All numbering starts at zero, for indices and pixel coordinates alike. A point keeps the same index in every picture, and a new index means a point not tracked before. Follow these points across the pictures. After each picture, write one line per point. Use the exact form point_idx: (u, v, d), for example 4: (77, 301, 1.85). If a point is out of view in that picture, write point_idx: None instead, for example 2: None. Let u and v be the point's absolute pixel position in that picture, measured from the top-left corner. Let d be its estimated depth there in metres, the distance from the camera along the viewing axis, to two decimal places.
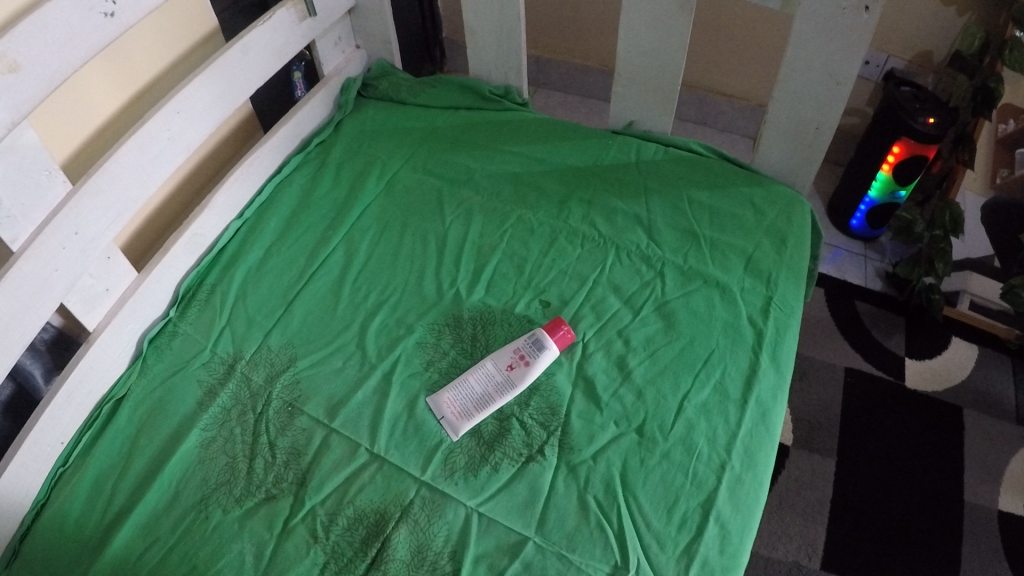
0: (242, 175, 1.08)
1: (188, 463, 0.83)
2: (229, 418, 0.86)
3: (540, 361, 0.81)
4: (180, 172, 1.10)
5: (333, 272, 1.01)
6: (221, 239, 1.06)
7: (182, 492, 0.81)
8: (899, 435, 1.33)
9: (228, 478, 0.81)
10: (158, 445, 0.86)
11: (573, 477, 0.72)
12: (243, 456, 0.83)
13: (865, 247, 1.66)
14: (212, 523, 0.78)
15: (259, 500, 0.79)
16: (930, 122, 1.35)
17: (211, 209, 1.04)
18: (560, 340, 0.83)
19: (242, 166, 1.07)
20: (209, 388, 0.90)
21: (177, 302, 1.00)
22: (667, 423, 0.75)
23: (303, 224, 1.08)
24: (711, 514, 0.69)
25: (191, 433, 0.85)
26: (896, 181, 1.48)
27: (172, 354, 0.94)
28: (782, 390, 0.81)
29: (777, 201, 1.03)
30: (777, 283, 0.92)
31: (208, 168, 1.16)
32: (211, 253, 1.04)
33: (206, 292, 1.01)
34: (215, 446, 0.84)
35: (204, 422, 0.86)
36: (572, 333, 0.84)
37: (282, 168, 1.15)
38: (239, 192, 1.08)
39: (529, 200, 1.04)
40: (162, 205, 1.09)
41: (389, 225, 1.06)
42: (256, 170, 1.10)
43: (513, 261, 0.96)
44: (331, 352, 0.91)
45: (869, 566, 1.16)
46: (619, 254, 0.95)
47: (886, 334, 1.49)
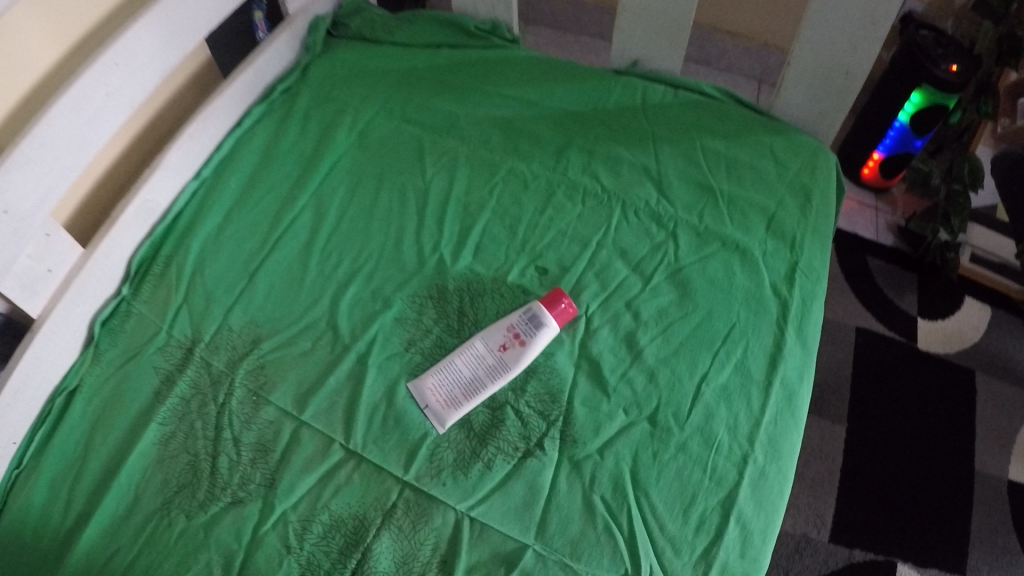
0: (197, 131, 0.92)
1: (147, 463, 0.73)
2: (189, 410, 0.76)
3: (537, 340, 0.70)
4: (128, 131, 0.93)
5: (299, 238, 0.88)
6: (176, 204, 0.91)
7: (142, 496, 0.72)
8: (911, 401, 1.26)
9: (189, 480, 0.72)
10: (115, 441, 0.76)
11: (576, 474, 0.63)
12: (206, 454, 0.73)
13: (877, 198, 1.54)
14: (175, 531, 0.69)
15: (224, 505, 0.69)
16: (953, 69, 1.22)
17: (163, 170, 0.89)
18: (565, 309, 0.72)
19: (197, 120, 0.92)
20: (167, 376, 0.79)
21: (131, 278, 0.87)
22: (683, 410, 0.66)
23: (264, 183, 0.94)
24: (732, 515, 0.61)
25: (149, 429, 0.75)
26: (913, 133, 1.36)
27: (124, 338, 0.82)
28: (809, 368, 0.71)
29: (801, 152, 0.91)
30: (802, 246, 0.81)
31: (162, 124, 0.99)
32: (165, 221, 0.90)
33: (161, 265, 0.87)
34: (174, 443, 0.74)
35: (162, 415, 0.76)
36: (574, 307, 0.73)
37: (242, 121, 0.99)
38: (194, 150, 0.93)
39: (522, 150, 0.91)
40: (109, 170, 0.92)
41: (361, 182, 0.92)
42: (212, 124, 0.95)
43: (504, 221, 0.84)
44: (300, 331, 0.80)
45: (879, 538, 1.12)
46: (626, 212, 0.83)
47: (897, 293, 1.40)
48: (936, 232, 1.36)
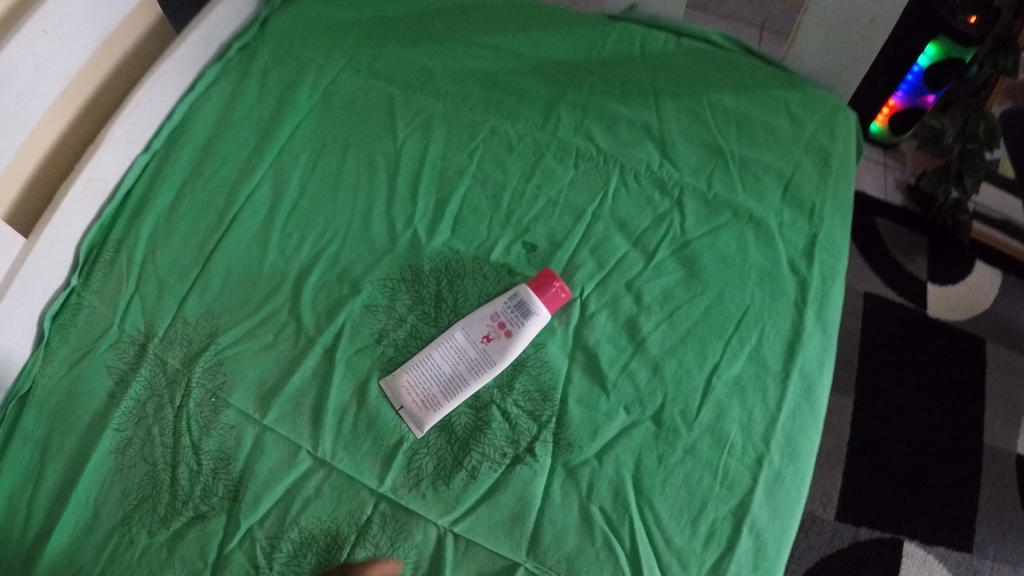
0: (143, 99, 0.81)
1: (103, 475, 0.66)
2: (146, 414, 0.68)
3: (524, 331, 0.62)
4: (73, 101, 0.80)
5: (257, 215, 0.77)
6: (126, 181, 0.81)
7: (101, 512, 0.64)
8: (921, 374, 1.21)
9: (149, 493, 0.64)
10: (69, 451, 0.68)
11: (572, 482, 0.56)
12: (165, 463, 0.65)
13: (886, 155, 1.44)
14: (136, 550, 0.62)
15: (187, 520, 0.62)
16: (972, 20, 1.11)
17: (108, 144, 0.78)
18: (558, 288, 0.63)
19: (141, 88, 0.81)
20: (121, 376, 0.70)
21: (80, 267, 0.77)
22: (692, 408, 0.59)
23: (218, 152, 0.82)
24: (745, 525, 0.54)
25: (104, 436, 0.67)
26: (926, 90, 1.25)
27: (74, 336, 0.73)
28: (829, 355, 0.64)
29: (817, 109, 0.81)
30: (821, 215, 0.72)
31: (112, 90, 0.86)
32: (115, 201, 0.80)
33: (111, 251, 0.77)
34: (131, 452, 0.66)
35: (117, 421, 0.67)
36: (567, 291, 0.64)
37: (195, 84, 0.87)
38: (143, 120, 0.82)
39: (506, 107, 0.79)
40: (57, 147, 0.79)
41: (326, 148, 0.80)
42: (160, 90, 0.83)
43: (486, 190, 0.74)
44: (260, 321, 0.70)
45: (886, 516, 1.08)
46: (625, 177, 0.73)
47: (907, 256, 1.33)
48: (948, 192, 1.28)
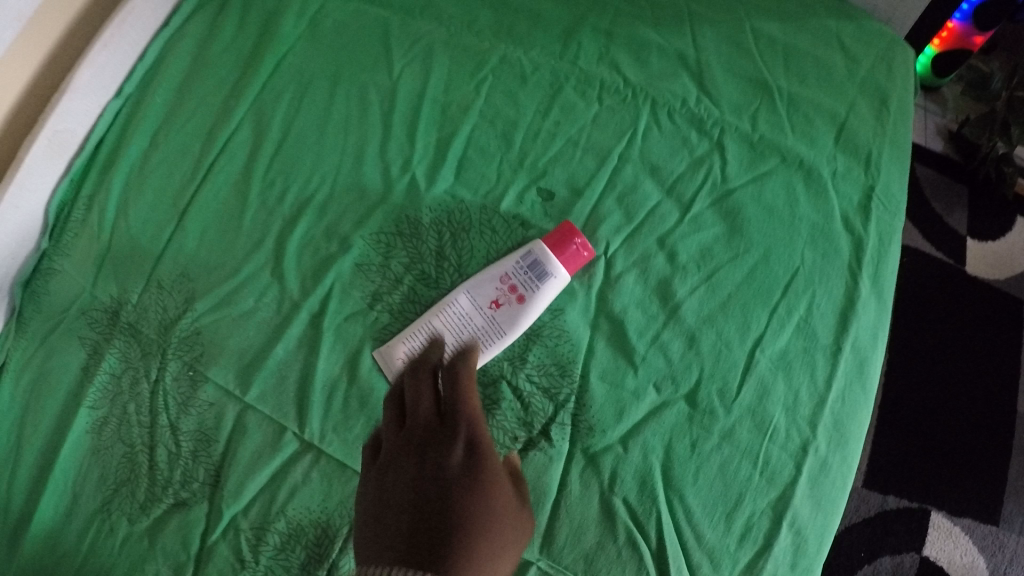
0: (111, 38, 0.70)
1: (81, 456, 0.60)
2: (121, 390, 0.61)
3: (539, 296, 0.53)
4: (40, 42, 0.69)
5: (236, 161, 0.67)
6: (96, 131, 0.71)
7: (80, 497, 0.59)
8: (957, 340, 1.13)
9: (128, 477, 0.58)
10: (45, 432, 0.61)
11: (593, 470, 0.49)
12: (143, 444, 0.59)
13: (922, 98, 1.29)
14: (117, 539, 0.57)
15: (167, 508, 0.57)
16: None
17: (75, 91, 0.68)
18: (579, 243, 0.54)
19: (109, 27, 0.70)
20: (93, 348, 0.62)
21: (50, 228, 0.68)
22: (731, 387, 0.51)
23: (194, 92, 0.72)
24: (786, 519, 0.48)
25: (78, 415, 0.60)
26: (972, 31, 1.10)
27: (45, 305, 0.65)
28: (884, 326, 0.56)
29: (875, 41, 0.69)
30: (880, 165, 0.62)
31: (84, 26, 0.74)
32: (84, 154, 0.70)
33: (82, 209, 0.68)
34: (108, 431, 0.60)
35: (92, 398, 0.61)
36: (589, 249, 0.55)
37: (171, 19, 0.76)
38: (112, 61, 0.72)
39: (519, 32, 0.68)
40: (22, 97, 0.70)
41: (311, 83, 0.69)
42: (131, 28, 0.73)
43: (495, 127, 0.64)
44: (240, 283, 0.62)
45: (911, 489, 1.04)
46: (657, 115, 0.63)
47: (946, 208, 1.22)
48: (993, 143, 1.15)
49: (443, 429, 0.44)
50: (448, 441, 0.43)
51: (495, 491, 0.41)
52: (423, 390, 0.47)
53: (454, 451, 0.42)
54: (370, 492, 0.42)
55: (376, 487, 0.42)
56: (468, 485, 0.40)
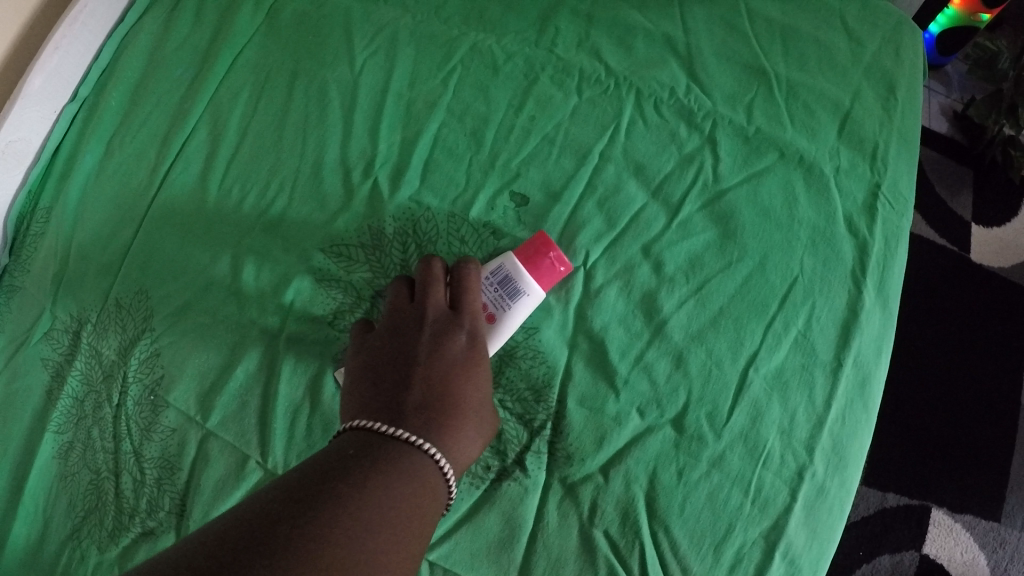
0: (63, 40, 0.66)
1: (48, 483, 0.56)
2: (85, 414, 0.57)
3: (511, 315, 0.47)
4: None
5: (192, 168, 0.62)
6: (52, 138, 0.66)
7: (50, 524, 0.55)
8: (961, 332, 1.09)
9: (94, 506, 0.55)
10: (12, 457, 0.57)
11: (572, 501, 0.46)
12: (108, 470, 0.55)
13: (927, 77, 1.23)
14: (88, 568, 0.53)
15: (134, 537, 0.53)
16: None
17: (26, 98, 0.63)
18: (554, 258, 0.49)
19: (60, 27, 0.65)
20: (56, 369, 0.59)
21: (12, 245, 0.64)
22: (721, 410, 0.47)
23: (149, 91, 0.67)
24: (779, 551, 0.45)
25: (43, 441, 0.57)
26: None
27: (8, 324, 0.61)
28: (889, 338, 0.52)
29: (880, 23, 0.63)
30: (887, 158, 0.57)
31: (42, 30, 0.70)
32: (39, 163, 0.65)
33: (42, 221, 0.64)
34: (74, 457, 0.56)
35: (56, 421, 0.57)
36: (565, 263, 0.49)
37: (127, 15, 0.71)
38: (66, 64, 0.67)
39: (492, 17, 0.62)
40: None
41: (269, 77, 0.64)
42: (85, 27, 0.68)
43: (465, 124, 0.59)
44: (197, 302, 0.58)
45: (912, 486, 1.01)
46: (642, 107, 0.58)
47: (950, 193, 1.17)
48: (999, 124, 1.10)
49: (447, 321, 0.44)
50: (449, 331, 0.43)
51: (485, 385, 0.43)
52: (434, 280, 0.46)
53: (453, 342, 0.43)
54: (370, 355, 0.43)
55: (378, 353, 0.43)
56: (464, 375, 0.42)
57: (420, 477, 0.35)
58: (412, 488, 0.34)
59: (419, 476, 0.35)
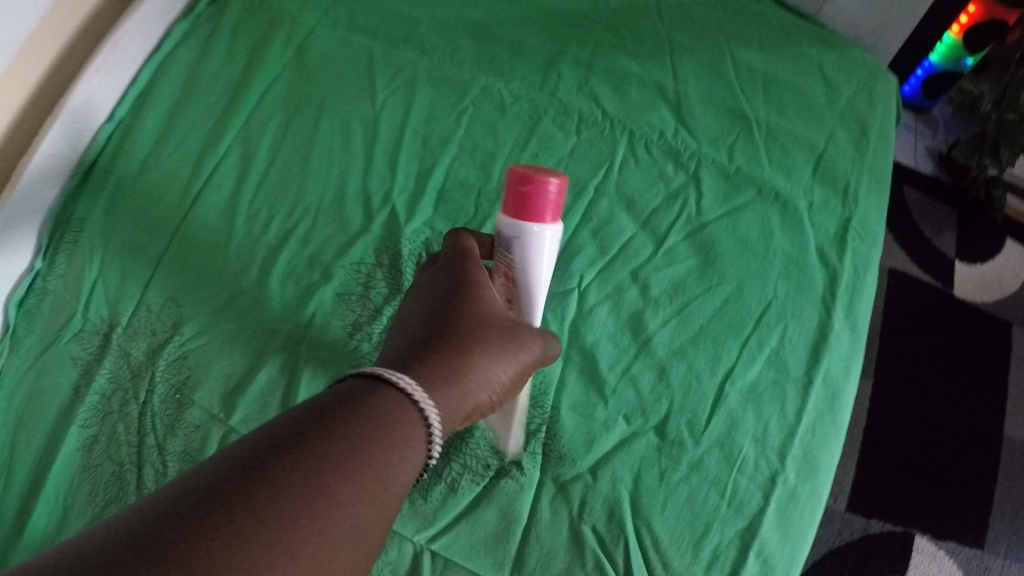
0: (104, 64, 0.73)
1: (71, 474, 0.60)
2: (112, 410, 0.62)
3: (533, 261, 0.49)
4: (32, 67, 0.72)
5: (223, 190, 0.69)
6: (88, 154, 0.73)
7: (71, 512, 0.59)
8: (943, 360, 1.14)
9: (115, 494, 0.59)
10: (37, 447, 0.62)
11: (563, 498, 0.50)
12: (131, 463, 0.60)
13: (915, 120, 1.32)
14: None
15: None
16: None
17: (65, 115, 0.70)
18: (540, 185, 0.46)
19: (102, 52, 0.72)
20: (85, 368, 0.64)
21: (44, 250, 0.69)
22: (700, 419, 0.52)
23: (187, 118, 0.73)
24: (753, 549, 0.49)
25: (68, 434, 0.61)
26: (966, 45, 1.10)
27: (39, 322, 0.66)
28: (858, 358, 0.56)
29: (855, 74, 0.70)
30: (857, 197, 0.63)
31: (76, 53, 0.76)
32: (75, 178, 0.72)
33: (75, 231, 0.70)
34: (98, 449, 0.61)
35: (82, 416, 0.62)
36: (556, 182, 0.46)
37: (162, 44, 0.78)
38: (104, 86, 0.74)
39: (501, 63, 0.70)
40: (19, 121, 0.72)
41: (298, 110, 0.71)
42: (125, 55, 0.75)
43: (475, 159, 0.65)
44: (226, 310, 0.63)
45: (898, 509, 1.04)
46: (634, 147, 0.64)
47: (936, 231, 1.23)
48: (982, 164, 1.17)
49: (446, 282, 0.50)
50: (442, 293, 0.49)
51: (495, 316, 0.48)
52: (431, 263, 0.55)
53: (453, 293, 0.48)
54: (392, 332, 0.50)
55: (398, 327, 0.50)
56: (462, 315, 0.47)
57: (384, 427, 0.37)
58: (374, 444, 0.36)
59: (387, 426, 0.37)
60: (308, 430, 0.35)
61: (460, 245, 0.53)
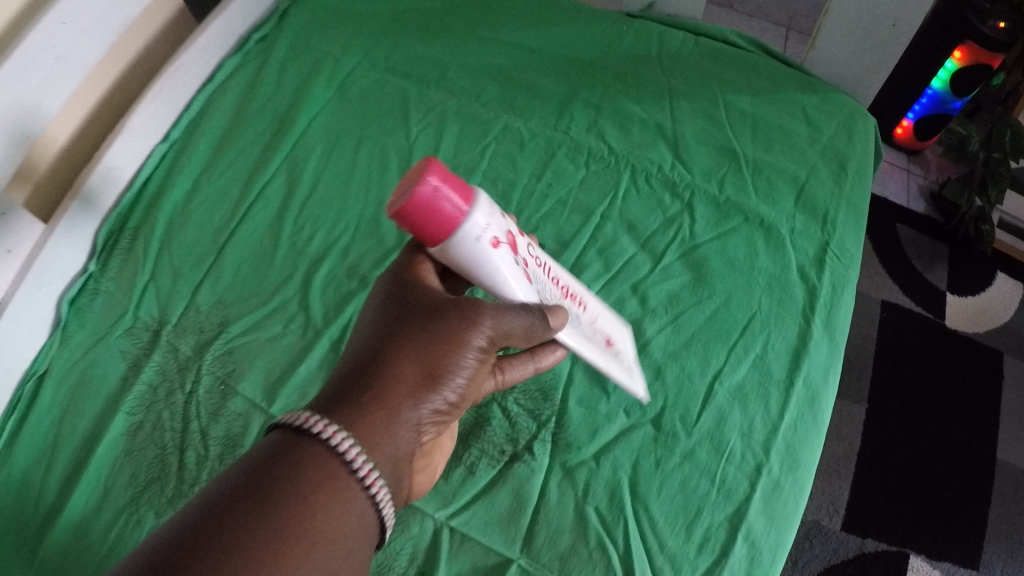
0: (164, 89, 0.83)
1: (114, 457, 0.67)
2: (158, 399, 0.69)
3: (493, 269, 0.44)
4: (93, 89, 0.82)
5: (270, 208, 0.78)
6: (144, 170, 0.82)
7: (111, 492, 0.65)
8: (933, 383, 1.19)
9: (157, 475, 0.65)
10: (84, 431, 0.69)
11: (569, 482, 0.56)
12: (174, 447, 0.67)
13: (909, 161, 1.40)
14: (142, 530, 0.63)
15: None
16: (1001, 26, 1.09)
17: (127, 134, 0.80)
18: (425, 194, 0.40)
19: (162, 78, 0.82)
20: (134, 360, 0.71)
21: (98, 253, 0.78)
22: (692, 413, 0.58)
23: (238, 145, 0.83)
24: (741, 533, 0.54)
25: (115, 419, 0.68)
26: (953, 90, 1.21)
27: (91, 319, 0.74)
28: (836, 365, 0.62)
29: (835, 117, 0.79)
30: (835, 223, 0.71)
31: (132, 81, 0.88)
32: (131, 191, 0.81)
33: (128, 239, 0.79)
34: (142, 434, 0.67)
35: (129, 404, 0.69)
36: (432, 190, 0.40)
37: (215, 76, 0.89)
38: (161, 110, 0.84)
39: (520, 104, 0.80)
40: (79, 138, 0.82)
41: (340, 141, 0.81)
42: (181, 82, 0.85)
43: (497, 186, 0.74)
44: (270, 312, 0.72)
45: (892, 528, 1.07)
46: (636, 178, 0.73)
47: (927, 265, 1.30)
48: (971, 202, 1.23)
49: (394, 304, 0.48)
50: (389, 321, 0.47)
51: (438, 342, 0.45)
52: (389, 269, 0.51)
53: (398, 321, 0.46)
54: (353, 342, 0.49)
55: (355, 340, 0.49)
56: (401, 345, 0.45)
57: (316, 489, 0.39)
58: (300, 515, 0.38)
59: (314, 494, 0.39)
60: (243, 499, 0.38)
61: (402, 263, 0.50)
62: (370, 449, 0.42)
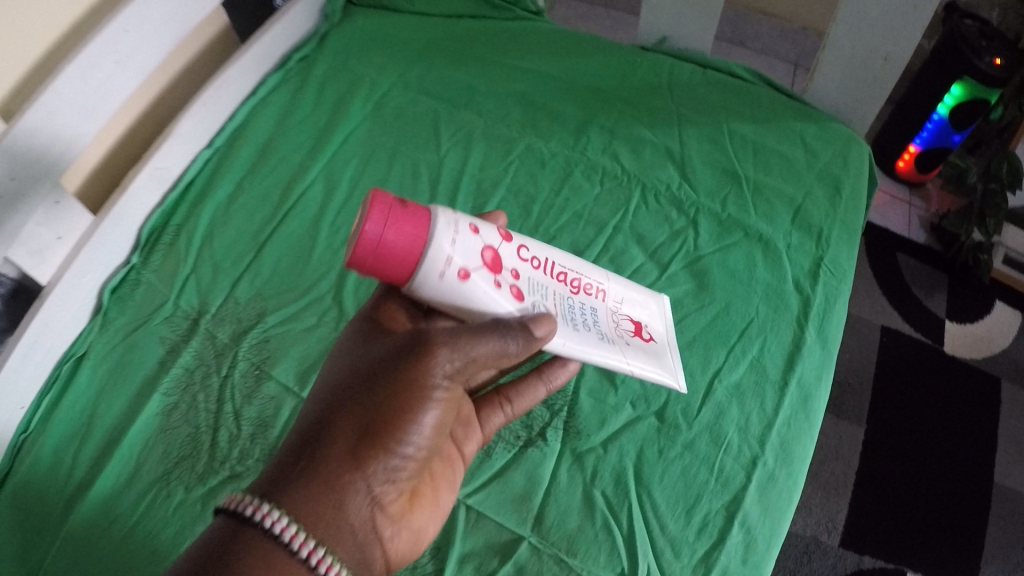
0: (211, 98, 0.90)
1: (149, 434, 0.72)
2: (193, 381, 0.75)
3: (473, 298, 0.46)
4: (146, 95, 0.90)
5: (307, 212, 0.85)
6: (188, 172, 0.90)
7: (142, 467, 0.70)
8: (931, 404, 1.22)
9: (190, 452, 0.70)
10: (122, 408, 0.74)
11: (578, 467, 0.61)
12: (207, 426, 0.72)
13: (910, 193, 1.46)
14: (173, 502, 0.68)
15: (223, 478, 0.69)
16: (996, 62, 1.16)
17: (176, 138, 0.87)
18: (372, 239, 0.43)
19: (209, 88, 0.89)
20: (172, 346, 0.77)
21: (141, 247, 0.84)
22: (693, 407, 0.63)
23: (279, 155, 0.91)
24: (737, 519, 0.58)
25: (152, 399, 0.73)
26: (953, 122, 1.27)
27: (132, 307, 0.80)
28: (828, 369, 0.67)
29: (833, 144, 0.85)
30: (829, 240, 0.76)
31: (181, 91, 0.96)
32: (176, 191, 0.88)
33: (170, 235, 0.85)
34: (177, 414, 0.73)
35: (166, 386, 0.74)
36: (378, 236, 0.42)
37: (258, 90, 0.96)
38: (207, 118, 0.91)
39: (541, 126, 0.87)
40: (128, 138, 0.90)
41: (374, 154, 0.89)
42: (227, 94, 0.93)
43: (518, 200, 0.81)
44: (305, 306, 0.78)
45: (889, 545, 1.09)
46: (645, 196, 0.80)
47: (927, 293, 1.35)
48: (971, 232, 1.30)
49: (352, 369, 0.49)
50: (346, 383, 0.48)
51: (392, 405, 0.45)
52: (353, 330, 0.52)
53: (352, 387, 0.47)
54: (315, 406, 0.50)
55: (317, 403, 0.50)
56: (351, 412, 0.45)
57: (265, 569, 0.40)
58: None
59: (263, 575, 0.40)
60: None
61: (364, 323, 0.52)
62: (314, 521, 0.42)
